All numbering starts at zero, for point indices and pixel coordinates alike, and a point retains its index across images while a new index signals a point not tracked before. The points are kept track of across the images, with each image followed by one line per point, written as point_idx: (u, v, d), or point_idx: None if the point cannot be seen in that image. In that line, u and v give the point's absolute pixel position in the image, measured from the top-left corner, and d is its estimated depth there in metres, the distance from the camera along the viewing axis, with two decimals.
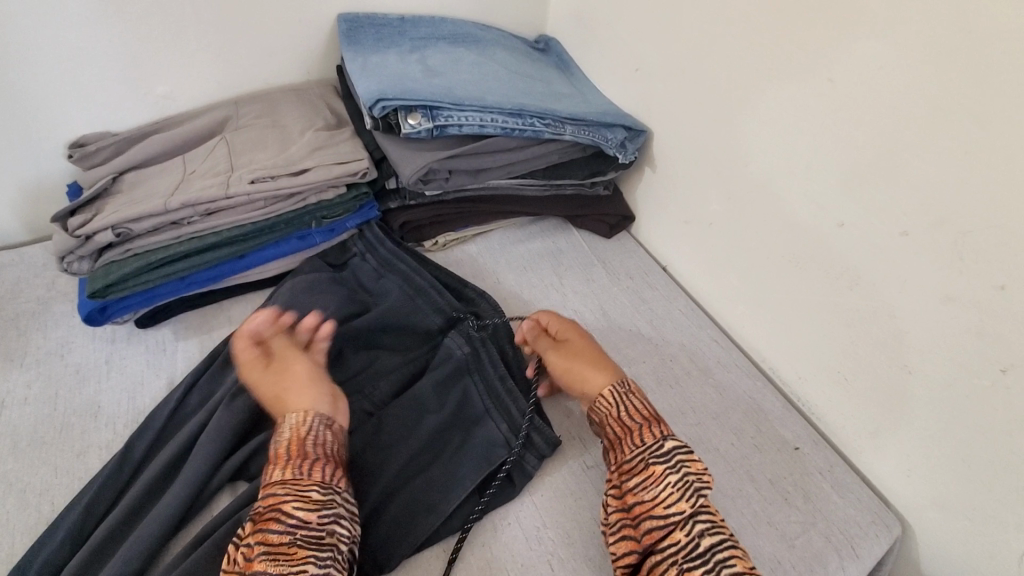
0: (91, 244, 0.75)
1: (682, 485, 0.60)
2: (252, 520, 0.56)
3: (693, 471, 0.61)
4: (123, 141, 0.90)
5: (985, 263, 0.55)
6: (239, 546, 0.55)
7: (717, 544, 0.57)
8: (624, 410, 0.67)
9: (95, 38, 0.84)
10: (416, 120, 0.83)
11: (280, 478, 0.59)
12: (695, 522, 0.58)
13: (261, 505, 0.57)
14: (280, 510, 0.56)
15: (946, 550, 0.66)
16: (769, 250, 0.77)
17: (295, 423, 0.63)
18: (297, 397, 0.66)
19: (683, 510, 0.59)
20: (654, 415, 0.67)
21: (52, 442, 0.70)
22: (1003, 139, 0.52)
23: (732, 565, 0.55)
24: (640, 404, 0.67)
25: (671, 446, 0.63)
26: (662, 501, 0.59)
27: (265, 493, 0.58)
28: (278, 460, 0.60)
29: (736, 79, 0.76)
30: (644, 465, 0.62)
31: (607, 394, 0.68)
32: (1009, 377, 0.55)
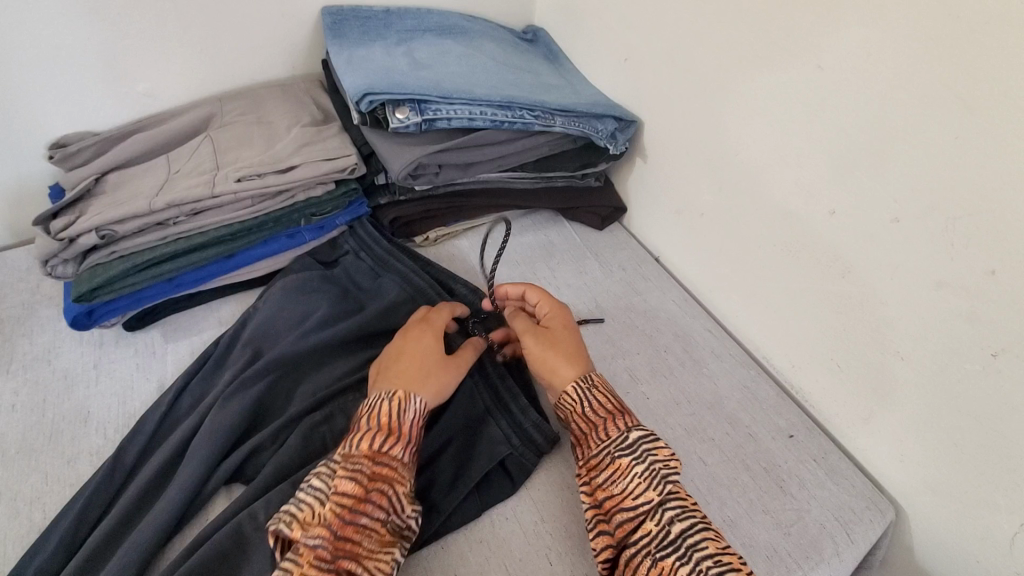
0: (75, 246, 0.74)
1: (649, 474, 0.58)
2: (357, 481, 0.54)
3: (659, 458, 0.59)
4: (105, 140, 0.88)
5: (975, 249, 0.55)
6: (334, 501, 0.52)
7: (689, 529, 0.55)
8: (587, 406, 0.64)
9: (72, 36, 0.82)
10: (404, 114, 0.82)
11: (398, 455, 0.58)
12: (664, 509, 0.57)
13: (371, 471, 0.55)
14: (389, 491, 0.55)
15: (939, 533, 0.67)
16: (762, 239, 0.77)
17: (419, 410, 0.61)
18: (430, 385, 0.64)
19: (650, 499, 0.57)
20: (619, 407, 0.64)
21: (41, 449, 0.69)
22: (993, 124, 0.52)
23: (705, 548, 0.54)
24: (605, 397, 0.65)
25: (636, 437, 0.61)
26: (630, 493, 0.58)
27: (376, 460, 0.56)
28: (401, 437, 0.59)
29: (726, 67, 0.75)
30: (610, 460, 0.60)
31: (572, 392, 0.65)
32: (999, 362, 0.56)
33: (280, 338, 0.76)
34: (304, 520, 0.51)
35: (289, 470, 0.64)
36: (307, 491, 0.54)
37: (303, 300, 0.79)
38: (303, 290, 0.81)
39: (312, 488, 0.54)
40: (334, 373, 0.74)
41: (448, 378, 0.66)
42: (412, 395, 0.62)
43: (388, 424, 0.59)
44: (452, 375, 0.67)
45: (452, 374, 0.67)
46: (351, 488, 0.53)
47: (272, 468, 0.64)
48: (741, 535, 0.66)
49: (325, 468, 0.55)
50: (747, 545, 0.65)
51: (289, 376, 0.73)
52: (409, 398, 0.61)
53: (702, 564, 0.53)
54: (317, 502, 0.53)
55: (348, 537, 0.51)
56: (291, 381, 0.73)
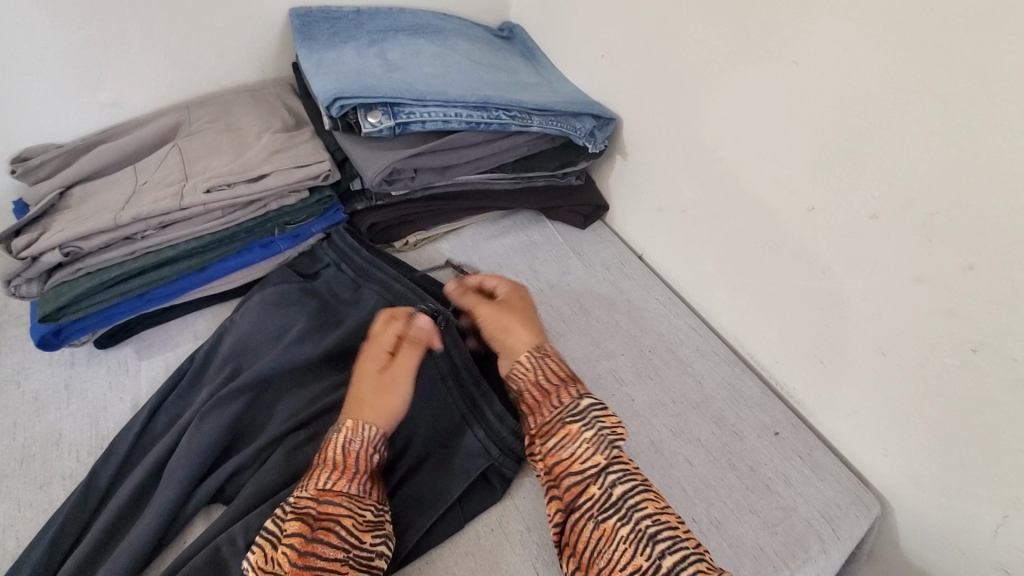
0: (39, 265, 0.71)
1: (598, 440, 0.64)
2: (304, 521, 0.55)
3: (608, 424, 0.65)
4: (70, 152, 0.85)
5: (954, 244, 0.55)
6: (284, 544, 0.54)
7: (629, 491, 0.60)
8: (541, 373, 0.70)
9: (29, 45, 0.79)
10: (376, 118, 0.80)
11: (345, 488, 0.59)
12: (608, 473, 0.61)
13: (316, 510, 0.57)
14: (338, 526, 0.56)
15: (924, 525, 0.67)
16: (743, 236, 0.76)
17: (366, 440, 0.63)
18: (375, 408, 0.66)
19: (597, 462, 0.62)
20: (569, 375, 0.71)
21: (12, 475, 0.67)
22: (966, 119, 0.51)
23: (644, 508, 0.59)
24: (557, 366, 0.71)
25: (587, 403, 0.67)
26: (579, 457, 0.63)
27: (321, 497, 0.57)
28: (346, 470, 0.60)
29: (702, 63, 0.74)
30: (561, 426, 0.65)
31: (525, 360, 0.72)
32: (979, 357, 0.56)
33: (259, 353, 0.74)
34: (258, 567, 0.53)
35: (268, 489, 0.63)
36: (261, 538, 0.56)
37: (279, 316, 0.77)
38: (280, 304, 0.78)
39: (265, 535, 0.56)
40: (313, 386, 0.73)
41: (395, 401, 0.67)
42: (365, 427, 0.63)
43: (332, 459, 0.61)
44: (396, 391, 0.67)
45: (400, 389, 0.68)
46: (297, 529, 0.55)
47: (251, 488, 0.63)
48: (728, 535, 0.65)
49: (279, 512, 0.58)
50: (734, 546, 0.65)
51: (268, 392, 0.72)
52: (357, 428, 0.63)
53: (641, 524, 0.58)
54: (269, 546, 0.54)
55: None
56: (270, 396, 0.71)
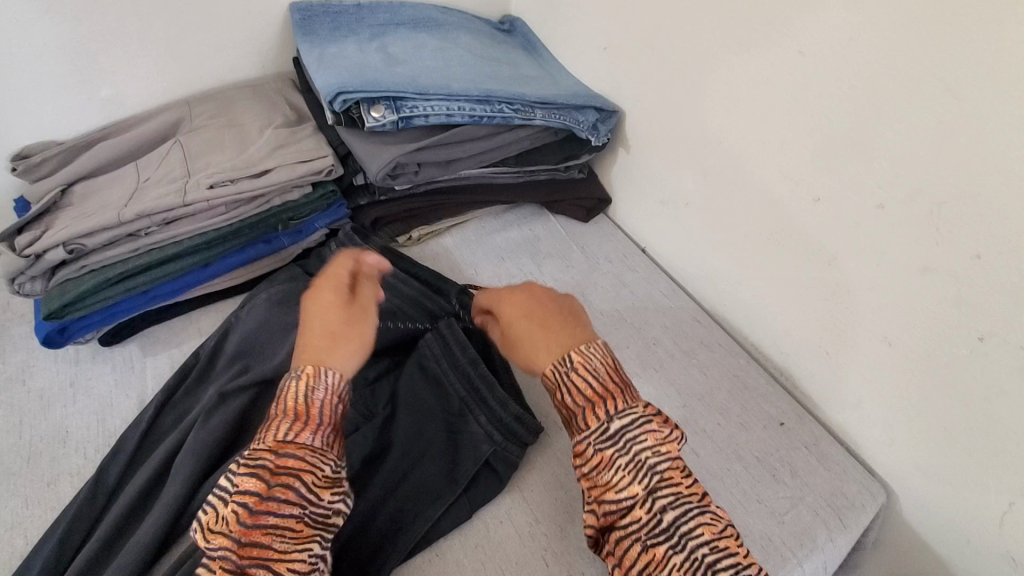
0: (43, 262, 0.71)
1: (634, 467, 0.55)
2: (259, 476, 0.50)
3: (650, 445, 0.56)
4: (71, 148, 0.84)
5: (960, 232, 0.55)
6: (233, 503, 0.49)
7: (682, 517, 0.53)
8: (566, 391, 0.59)
9: (28, 41, 0.79)
10: (379, 112, 0.80)
11: (308, 441, 0.53)
12: (655, 498, 0.54)
13: (273, 463, 0.51)
14: (298, 480, 0.51)
15: (932, 513, 0.67)
16: (748, 228, 0.76)
17: (331, 386, 0.57)
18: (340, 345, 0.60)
19: (636, 493, 0.54)
20: (603, 390, 0.58)
21: (19, 472, 0.67)
22: (973, 108, 0.51)
23: (699, 536, 0.53)
24: (584, 382, 0.58)
25: (620, 425, 0.56)
26: (615, 486, 0.55)
27: (280, 450, 0.51)
28: (309, 420, 0.54)
29: (704, 55, 0.74)
30: (591, 452, 0.56)
31: (550, 374, 0.60)
32: (986, 345, 0.56)
33: (267, 350, 0.74)
34: (207, 525, 0.49)
35: None
36: (212, 493, 0.51)
37: (283, 316, 0.76)
38: (284, 304, 0.78)
39: (216, 490, 0.51)
40: None
41: (360, 328, 0.62)
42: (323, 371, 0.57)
43: (293, 409, 0.54)
44: (356, 319, 0.62)
45: (363, 320, 0.63)
46: (252, 487, 0.49)
47: None
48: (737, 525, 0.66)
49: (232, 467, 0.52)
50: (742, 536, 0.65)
51: (274, 387, 0.72)
52: (319, 374, 0.57)
53: (697, 552, 0.52)
54: (219, 503, 0.50)
55: (250, 540, 0.48)
56: (277, 391, 0.71)
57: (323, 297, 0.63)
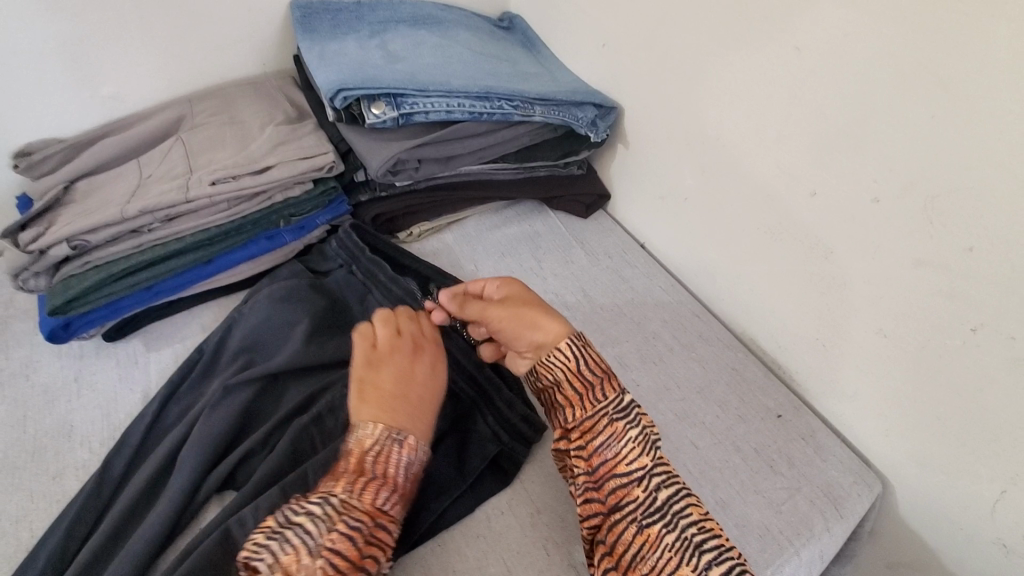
0: (47, 258, 0.72)
1: (643, 439, 0.60)
2: (353, 540, 0.52)
3: (652, 424, 0.62)
4: (73, 146, 0.85)
5: (953, 225, 0.56)
6: (324, 559, 0.50)
7: (675, 496, 0.57)
8: (585, 363, 0.64)
9: (30, 38, 0.79)
10: (380, 109, 0.80)
11: (396, 516, 0.57)
12: (654, 475, 0.58)
13: (370, 530, 0.54)
14: (383, 555, 0.54)
15: (926, 504, 0.68)
16: (747, 223, 0.76)
17: (422, 459, 0.60)
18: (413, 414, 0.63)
19: (643, 464, 0.59)
20: (608, 369, 0.65)
21: (25, 467, 0.68)
22: (967, 103, 0.52)
23: (689, 515, 0.56)
24: (597, 357, 0.65)
25: (631, 401, 0.63)
26: (624, 458, 0.59)
27: (378, 518, 0.55)
28: (401, 492, 0.58)
29: (702, 51, 0.75)
30: (606, 422, 0.61)
31: (567, 348, 0.64)
32: (979, 336, 0.57)
33: (270, 345, 0.75)
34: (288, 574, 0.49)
35: (282, 474, 0.64)
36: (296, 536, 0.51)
37: (286, 310, 0.77)
38: (288, 298, 0.78)
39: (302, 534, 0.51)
40: (321, 378, 0.73)
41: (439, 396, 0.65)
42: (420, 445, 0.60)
43: (393, 477, 0.57)
44: (436, 383, 0.65)
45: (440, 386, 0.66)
46: (347, 550, 0.51)
47: (263, 472, 0.64)
48: (735, 515, 0.67)
49: (321, 512, 0.53)
50: (740, 526, 0.66)
51: (278, 382, 0.72)
52: (416, 447, 0.59)
53: (686, 532, 0.55)
54: (304, 552, 0.50)
55: None
56: (280, 386, 0.72)
57: (405, 354, 0.65)
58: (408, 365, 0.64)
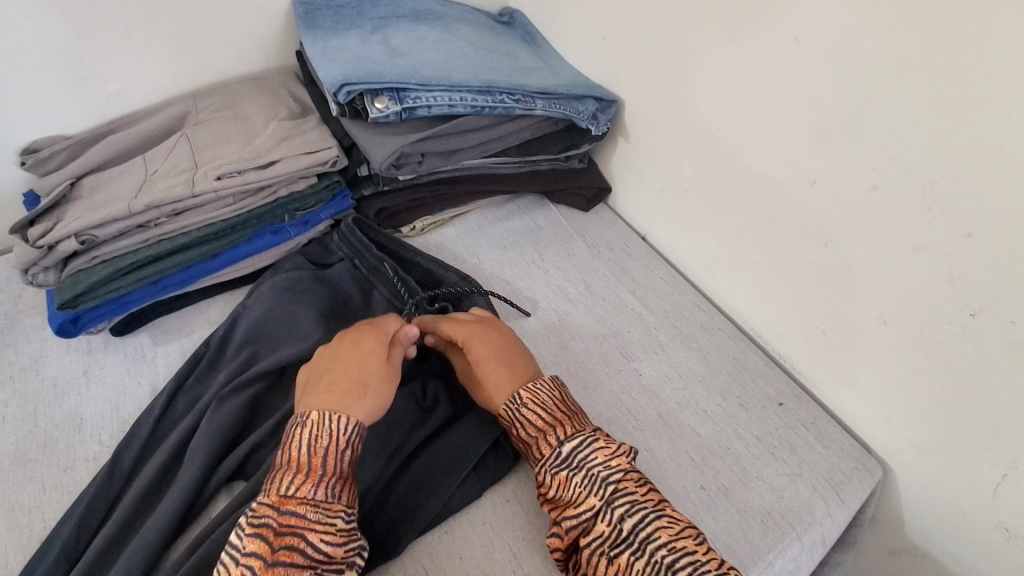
0: (56, 253, 0.73)
1: (589, 481, 0.59)
2: (265, 537, 0.51)
3: (600, 459, 0.60)
4: (79, 143, 0.86)
5: (952, 211, 0.56)
6: (241, 564, 0.50)
7: (640, 523, 0.57)
8: (521, 426, 0.64)
9: (35, 36, 0.80)
10: (383, 103, 0.81)
11: (311, 494, 0.55)
12: (612, 509, 0.58)
13: (277, 522, 0.52)
14: (300, 540, 0.52)
15: (926, 489, 0.69)
16: (747, 213, 0.77)
17: (333, 428, 0.59)
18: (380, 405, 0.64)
19: (593, 505, 0.58)
20: (554, 419, 0.63)
21: (36, 459, 0.69)
22: (963, 89, 0.53)
23: (656, 539, 0.56)
24: (535, 414, 0.64)
25: (572, 446, 0.61)
26: (574, 502, 0.59)
27: (283, 507, 0.53)
28: (311, 472, 0.56)
29: (701, 43, 0.75)
30: (549, 476, 0.61)
31: (504, 413, 0.65)
32: (978, 320, 0.58)
33: (275, 338, 0.75)
34: None
35: None
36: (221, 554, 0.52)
37: (291, 302, 0.78)
38: (292, 292, 0.79)
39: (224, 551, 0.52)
40: None
41: (360, 368, 0.64)
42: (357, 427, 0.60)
43: (297, 460, 0.56)
44: (356, 360, 0.65)
45: (364, 360, 0.65)
46: (257, 548, 0.50)
47: (271, 462, 0.64)
48: (736, 502, 0.67)
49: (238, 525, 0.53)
50: (742, 512, 0.67)
51: (284, 374, 0.73)
52: (318, 419, 0.59)
53: (656, 555, 0.55)
54: (227, 565, 0.50)
55: None
56: (288, 379, 0.73)
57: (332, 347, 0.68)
58: (331, 355, 0.66)
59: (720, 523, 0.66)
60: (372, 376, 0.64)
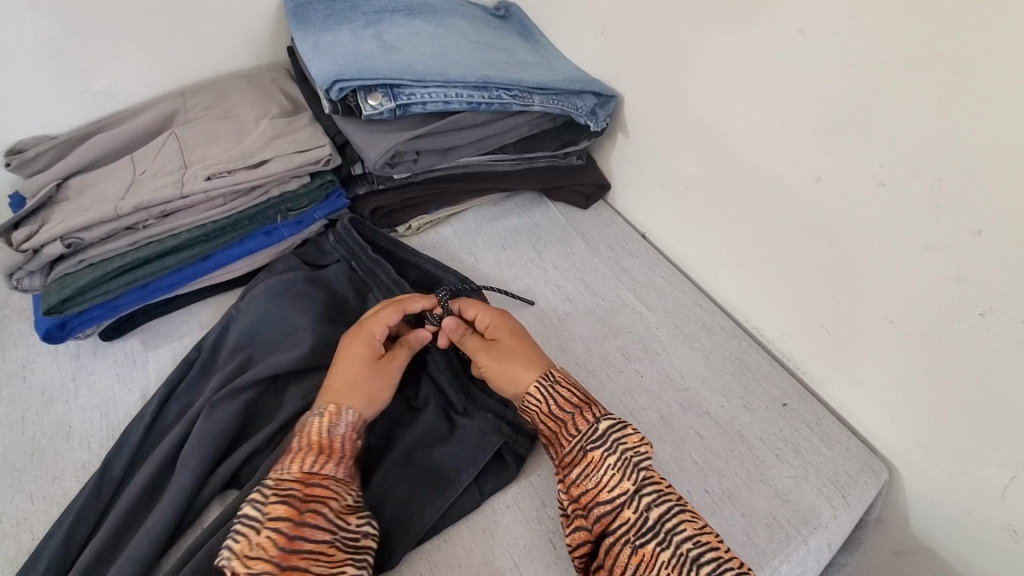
0: (41, 257, 0.71)
1: (622, 464, 0.58)
2: (290, 505, 0.54)
3: (631, 445, 0.60)
4: (65, 143, 0.83)
5: (961, 208, 0.55)
6: (268, 527, 0.52)
7: (666, 514, 0.56)
8: (552, 403, 0.64)
9: (19, 34, 0.77)
10: (377, 100, 0.79)
11: (332, 471, 0.58)
12: (641, 496, 0.57)
13: (302, 491, 0.55)
14: (325, 507, 0.55)
15: (934, 490, 0.68)
16: (750, 210, 0.76)
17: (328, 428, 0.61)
18: (360, 399, 0.64)
19: (626, 489, 0.57)
20: (584, 399, 0.64)
21: (23, 469, 0.67)
22: (974, 83, 0.51)
23: (682, 530, 0.55)
24: (569, 392, 0.64)
25: (607, 427, 0.61)
26: (605, 485, 0.57)
27: (307, 480, 0.56)
28: (331, 453, 0.59)
29: (702, 37, 0.74)
30: (582, 454, 0.60)
31: (534, 391, 0.65)
32: (988, 320, 0.56)
33: (268, 342, 0.74)
34: (242, 554, 0.50)
35: None
36: (239, 523, 0.53)
37: (283, 306, 0.76)
38: (286, 295, 0.77)
39: (244, 519, 0.53)
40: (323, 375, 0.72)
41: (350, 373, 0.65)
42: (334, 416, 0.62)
43: (317, 442, 0.59)
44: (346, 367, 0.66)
45: (353, 365, 0.65)
46: (284, 513, 0.53)
47: (265, 469, 0.63)
48: (741, 505, 0.66)
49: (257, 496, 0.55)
50: (747, 515, 0.65)
51: (277, 379, 0.71)
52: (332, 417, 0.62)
53: (682, 547, 0.54)
54: (250, 531, 0.52)
55: (289, 563, 0.51)
56: (281, 383, 0.71)
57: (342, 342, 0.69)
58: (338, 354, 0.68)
59: (725, 528, 0.64)
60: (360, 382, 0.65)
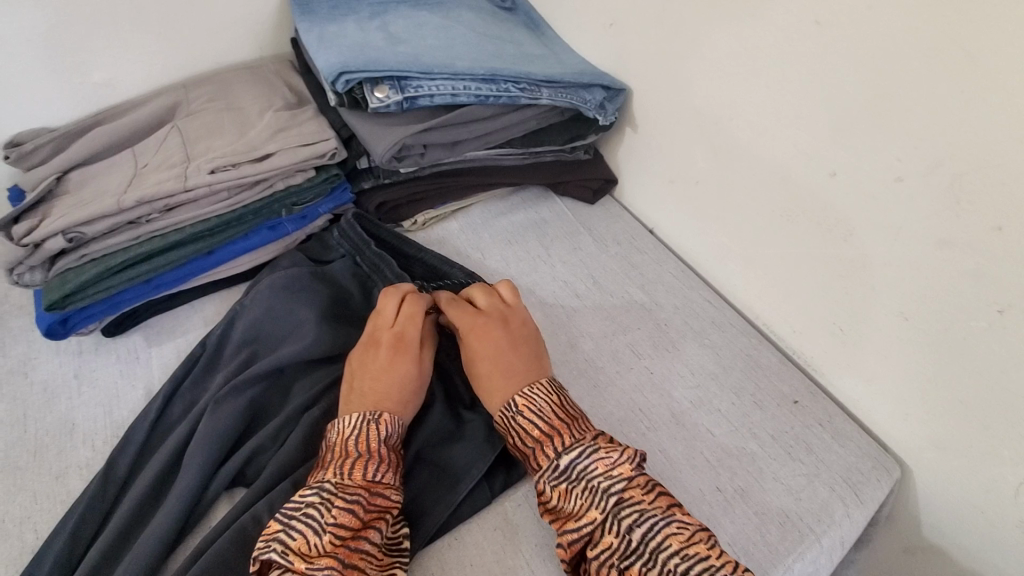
0: (42, 251, 0.69)
1: (590, 492, 0.57)
2: (356, 513, 0.53)
3: (597, 470, 0.57)
4: (64, 136, 0.82)
5: (981, 204, 0.54)
6: (333, 532, 0.51)
7: (648, 532, 0.54)
8: (517, 434, 0.62)
9: (16, 23, 0.76)
10: (383, 93, 0.78)
11: (393, 480, 0.57)
12: (617, 519, 0.55)
13: (368, 499, 0.54)
14: (385, 516, 0.55)
15: (948, 489, 0.67)
16: (761, 205, 0.75)
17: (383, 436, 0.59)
18: (405, 407, 0.64)
19: (595, 518, 0.55)
20: (551, 429, 0.61)
21: (27, 467, 0.66)
22: (998, 75, 0.50)
23: (667, 548, 0.53)
24: (530, 423, 0.62)
25: (570, 456, 0.59)
26: (576, 517, 0.56)
27: (372, 488, 0.55)
28: (392, 462, 0.58)
29: (715, 29, 0.72)
30: (549, 489, 0.58)
31: (499, 420, 0.64)
32: (1006, 317, 0.56)
33: (274, 338, 0.73)
34: (303, 554, 0.50)
35: (293, 469, 0.63)
36: (298, 520, 0.52)
37: (289, 302, 0.74)
38: (291, 290, 0.75)
39: (303, 518, 0.52)
40: (330, 372, 0.71)
41: (396, 381, 0.64)
42: (386, 424, 0.60)
43: (378, 450, 0.58)
44: (392, 374, 0.64)
45: (398, 372, 0.64)
46: (350, 520, 0.52)
47: (273, 466, 0.62)
48: (753, 504, 0.66)
49: (318, 495, 0.53)
50: (759, 513, 0.65)
51: (284, 376, 0.70)
52: (387, 424, 0.60)
53: (668, 564, 0.52)
54: (312, 533, 0.51)
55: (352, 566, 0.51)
56: (288, 380, 0.70)
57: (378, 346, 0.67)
58: (375, 358, 0.66)
59: (737, 526, 0.64)
60: (408, 391, 0.64)
